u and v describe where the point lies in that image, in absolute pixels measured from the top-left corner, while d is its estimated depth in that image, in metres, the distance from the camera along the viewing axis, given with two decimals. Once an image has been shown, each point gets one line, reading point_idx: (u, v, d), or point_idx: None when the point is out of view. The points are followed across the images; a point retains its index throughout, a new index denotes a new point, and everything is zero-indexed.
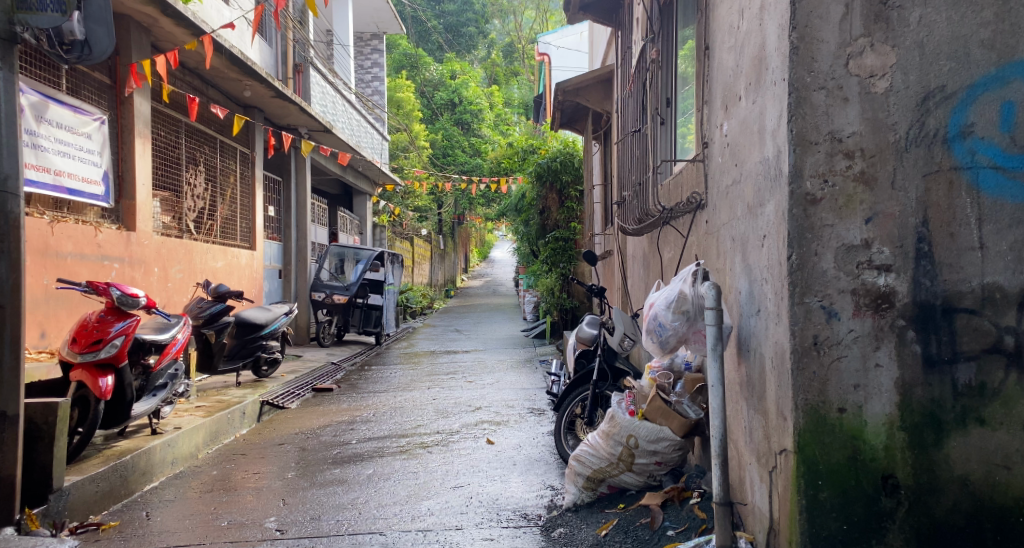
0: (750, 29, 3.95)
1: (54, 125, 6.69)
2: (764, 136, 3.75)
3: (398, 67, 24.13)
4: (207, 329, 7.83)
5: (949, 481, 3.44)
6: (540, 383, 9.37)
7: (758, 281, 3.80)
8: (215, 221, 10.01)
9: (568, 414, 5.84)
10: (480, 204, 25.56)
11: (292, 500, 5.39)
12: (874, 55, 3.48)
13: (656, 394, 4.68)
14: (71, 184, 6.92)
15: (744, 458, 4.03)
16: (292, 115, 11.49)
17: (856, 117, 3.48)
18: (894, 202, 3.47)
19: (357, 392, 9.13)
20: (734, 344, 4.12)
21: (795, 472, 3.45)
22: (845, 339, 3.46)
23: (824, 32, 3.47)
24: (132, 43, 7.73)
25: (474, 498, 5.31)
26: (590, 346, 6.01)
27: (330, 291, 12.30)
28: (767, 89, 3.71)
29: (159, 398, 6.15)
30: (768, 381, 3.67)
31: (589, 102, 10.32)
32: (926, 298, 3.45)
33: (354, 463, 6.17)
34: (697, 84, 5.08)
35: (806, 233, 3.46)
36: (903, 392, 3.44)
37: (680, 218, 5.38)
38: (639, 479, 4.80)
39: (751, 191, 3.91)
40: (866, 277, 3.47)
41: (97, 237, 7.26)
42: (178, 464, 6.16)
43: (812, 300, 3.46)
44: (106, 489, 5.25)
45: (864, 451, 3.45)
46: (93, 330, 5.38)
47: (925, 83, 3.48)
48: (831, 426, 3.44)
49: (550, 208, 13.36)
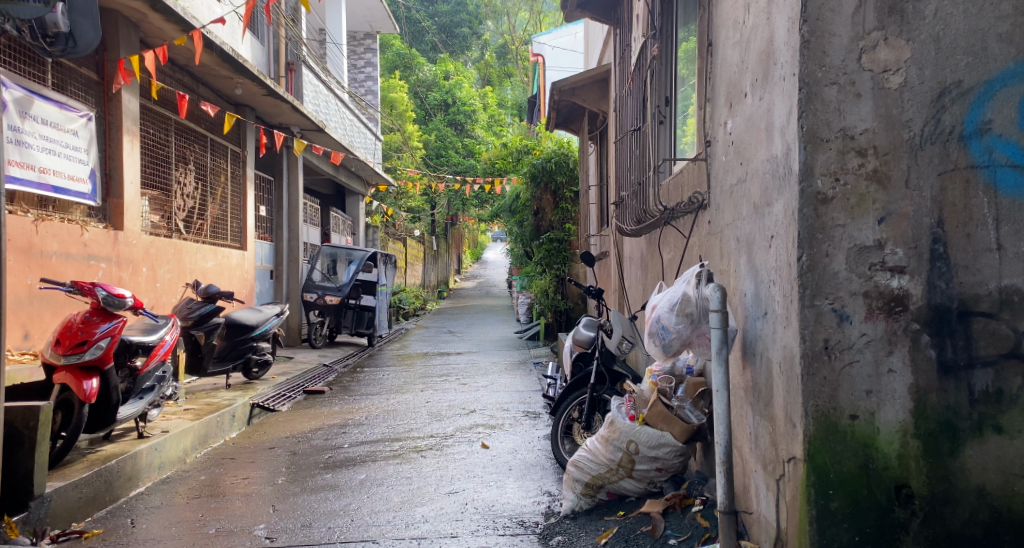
0: (757, 24, 3.83)
1: (39, 121, 6.54)
2: (772, 134, 3.63)
3: (391, 67, 23.96)
4: (196, 330, 7.70)
5: (965, 492, 3.32)
6: (535, 385, 9.25)
7: (766, 283, 3.67)
8: (205, 221, 9.86)
9: (564, 418, 5.69)
10: (473, 205, 25.43)
11: (283, 506, 5.25)
12: (887, 50, 3.37)
13: (657, 398, 4.56)
14: (56, 182, 6.77)
15: (750, 466, 3.91)
16: (284, 114, 11.33)
17: (869, 113, 3.36)
18: (908, 201, 3.35)
19: (349, 394, 8.99)
20: (740, 348, 4.01)
21: (805, 482, 3.32)
22: (857, 343, 3.34)
23: (836, 25, 3.35)
24: (121, 39, 7.58)
25: (469, 504, 5.17)
26: (586, 348, 5.89)
27: (322, 291, 12.15)
28: (775, 85, 3.59)
29: (146, 401, 6.00)
30: (776, 387, 3.55)
31: (585, 102, 10.19)
32: (941, 301, 3.34)
33: (347, 468, 6.02)
34: (699, 83, 4.97)
35: (817, 233, 3.34)
36: (917, 398, 3.32)
37: (681, 219, 5.26)
38: (639, 486, 4.68)
39: (758, 190, 3.79)
40: (878, 278, 3.35)
41: (83, 236, 7.11)
42: (166, 469, 6.01)
43: (823, 303, 3.33)
44: (90, 496, 5.10)
45: (876, 459, 3.33)
46: (78, 332, 5.25)
47: (940, 78, 3.37)
48: (842, 433, 3.32)
49: (544, 209, 13.22)
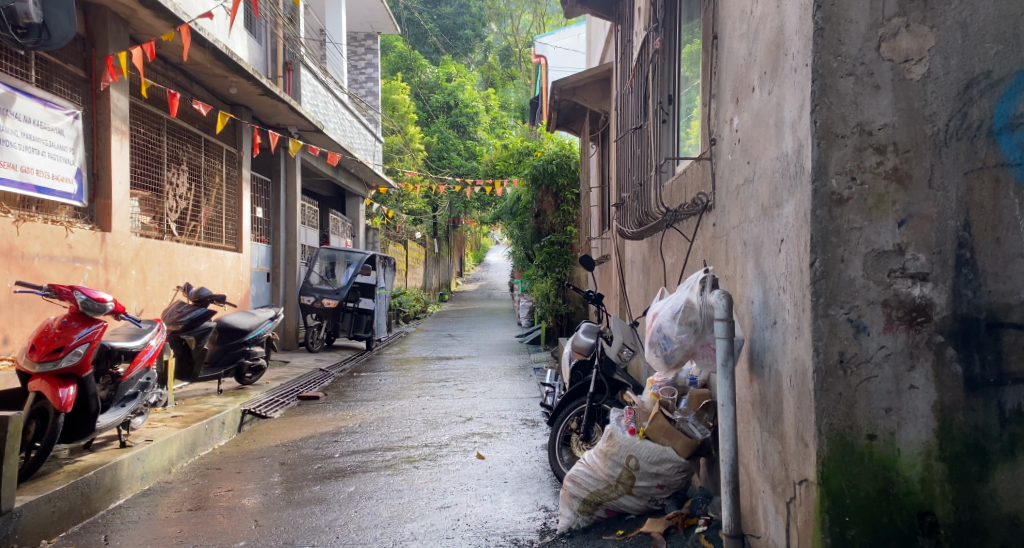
0: (766, 13, 3.58)
1: (21, 118, 6.28)
2: (782, 130, 3.39)
3: (394, 69, 23.78)
4: (186, 334, 7.43)
5: (995, 520, 3.06)
6: (535, 392, 8.99)
7: (775, 290, 3.43)
8: (199, 223, 9.63)
9: (562, 428, 5.47)
10: (475, 208, 25.23)
11: (266, 521, 4.99)
12: (909, 38, 3.11)
13: (659, 411, 4.33)
14: (40, 182, 6.51)
15: (757, 486, 3.65)
16: (282, 114, 11.11)
17: (888, 106, 3.11)
18: (931, 202, 3.10)
19: (344, 400, 8.75)
20: (747, 359, 3.76)
21: (819, 508, 3.06)
22: (875, 357, 3.08)
23: (853, 12, 3.10)
24: (109, 35, 7.33)
25: (461, 520, 4.92)
26: (586, 356, 5.68)
27: (320, 294, 11.90)
28: (785, 77, 3.35)
29: (128, 409, 5.71)
30: (786, 402, 3.30)
31: (586, 101, 9.95)
32: (968, 311, 3.08)
33: (337, 480, 5.77)
34: (705, 78, 4.74)
35: (831, 237, 3.09)
36: (942, 417, 3.06)
37: (685, 221, 5.01)
38: (639, 504, 4.43)
39: (766, 190, 3.54)
40: (898, 286, 3.09)
41: (69, 238, 6.87)
42: (148, 480, 5.76)
43: (838, 312, 3.08)
44: (65, 509, 4.86)
45: (897, 484, 3.07)
46: (54, 337, 5.01)
47: (967, 69, 3.12)
48: (859, 455, 3.06)
49: (545, 211, 13.00)
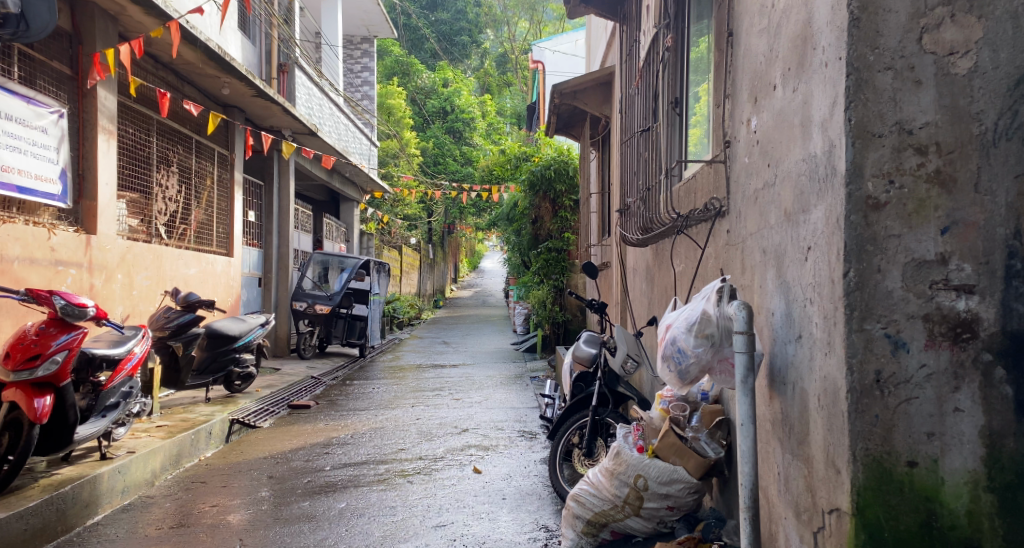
0: (790, 6, 3.34)
1: (3, 116, 5.99)
2: (809, 129, 3.15)
3: (390, 73, 23.50)
4: (173, 341, 7.15)
5: None
6: (532, 402, 8.73)
7: (799, 302, 3.19)
8: (188, 226, 9.36)
9: (564, 442, 5.19)
10: (470, 213, 24.99)
11: (251, 541, 4.72)
12: (954, 29, 2.88)
13: (670, 429, 4.08)
14: (22, 182, 6.21)
15: (777, 512, 3.41)
16: (275, 116, 10.85)
17: (930, 103, 2.87)
18: (978, 208, 2.85)
19: (336, 409, 8.47)
20: (767, 376, 3.52)
21: (853, 540, 2.82)
22: (915, 377, 2.84)
23: (892, 1, 2.87)
24: (97, 31, 7.07)
25: (457, 540, 4.66)
26: (588, 367, 5.42)
27: (313, 300, 11.53)
28: (814, 73, 3.11)
29: (109, 419, 5.38)
30: (814, 424, 3.06)
31: (588, 105, 9.69)
32: (1019, 327, 2.82)
33: (327, 495, 5.50)
34: (718, 78, 4.50)
35: (867, 246, 2.86)
36: (990, 443, 2.81)
37: (696, 227, 4.77)
38: (647, 526, 4.16)
39: (790, 194, 3.30)
40: (941, 299, 2.85)
41: (51, 240, 6.59)
42: (130, 493, 5.49)
43: (874, 327, 2.85)
44: (38, 526, 4.58)
45: (940, 516, 2.82)
46: (31, 345, 4.73)
47: (1019, 62, 2.86)
48: (898, 482, 2.82)
49: (543, 217, 12.75)
